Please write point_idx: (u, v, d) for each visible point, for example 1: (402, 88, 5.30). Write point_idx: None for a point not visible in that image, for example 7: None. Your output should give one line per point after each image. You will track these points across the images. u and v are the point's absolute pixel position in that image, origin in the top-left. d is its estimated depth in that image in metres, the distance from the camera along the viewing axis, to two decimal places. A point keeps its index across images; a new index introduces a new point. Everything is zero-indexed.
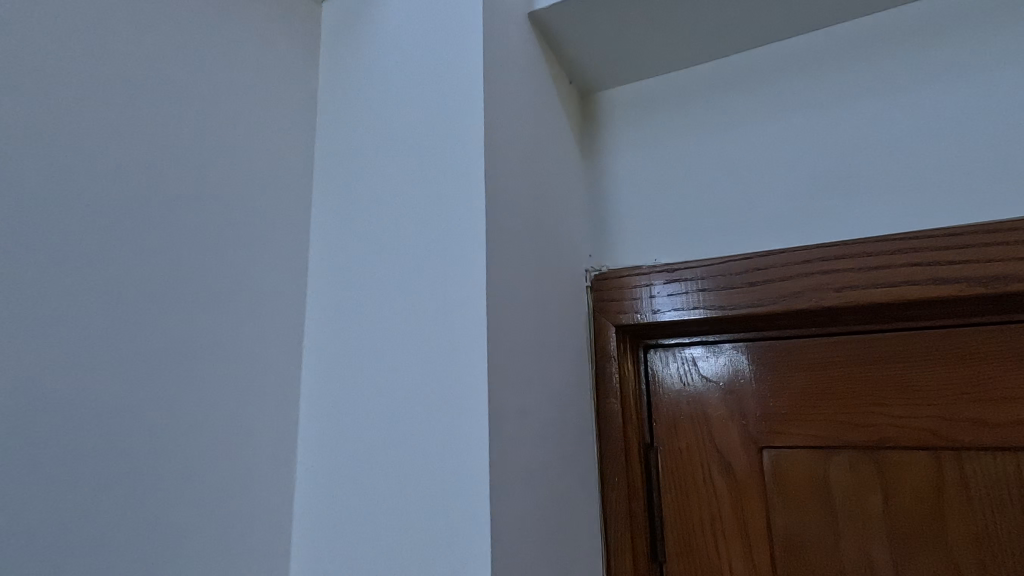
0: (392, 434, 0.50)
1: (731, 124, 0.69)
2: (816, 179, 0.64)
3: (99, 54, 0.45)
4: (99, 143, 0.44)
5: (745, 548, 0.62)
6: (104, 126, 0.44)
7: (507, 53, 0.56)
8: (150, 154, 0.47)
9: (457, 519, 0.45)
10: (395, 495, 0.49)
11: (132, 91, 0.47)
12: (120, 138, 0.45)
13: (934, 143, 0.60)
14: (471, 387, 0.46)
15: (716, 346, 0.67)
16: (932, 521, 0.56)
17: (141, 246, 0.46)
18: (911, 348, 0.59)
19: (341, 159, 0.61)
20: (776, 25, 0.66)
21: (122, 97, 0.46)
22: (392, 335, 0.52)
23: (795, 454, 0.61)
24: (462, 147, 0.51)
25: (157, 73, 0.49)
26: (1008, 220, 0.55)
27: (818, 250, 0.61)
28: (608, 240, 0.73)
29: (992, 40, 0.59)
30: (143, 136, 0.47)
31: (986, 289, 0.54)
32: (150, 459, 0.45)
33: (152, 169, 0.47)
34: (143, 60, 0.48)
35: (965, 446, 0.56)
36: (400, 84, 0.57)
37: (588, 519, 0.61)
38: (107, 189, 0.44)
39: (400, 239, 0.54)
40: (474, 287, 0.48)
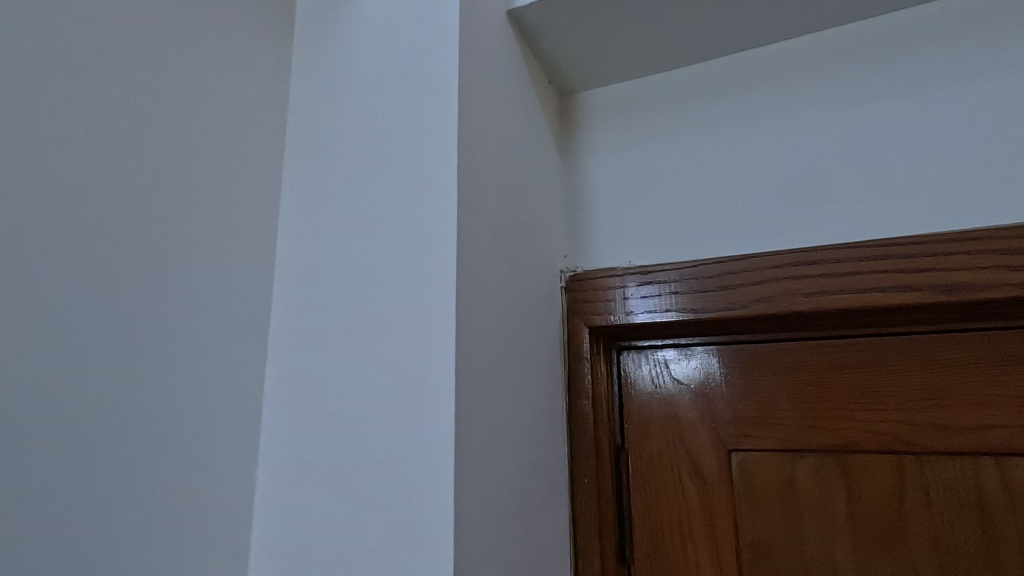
0: (359, 432, 0.49)
1: (708, 129, 0.70)
2: (789, 186, 0.65)
3: (63, 31, 0.43)
4: (61, 124, 0.42)
5: (712, 550, 0.62)
6: (67, 106, 0.43)
7: (483, 52, 0.56)
8: (113, 138, 0.46)
9: (422, 518, 0.44)
10: (358, 497, 0.48)
11: (98, 71, 0.45)
12: (83, 120, 0.44)
13: (903, 154, 0.61)
14: (439, 385, 0.45)
15: (688, 349, 0.67)
16: (893, 523, 0.57)
17: (105, 235, 0.44)
18: (876, 353, 0.60)
19: (312, 151, 0.60)
20: (754, 33, 0.67)
21: (86, 77, 0.44)
22: (360, 330, 0.51)
23: (763, 457, 0.62)
24: (436, 142, 0.50)
25: (125, 54, 0.47)
26: (969, 230, 0.56)
27: (788, 256, 0.62)
28: (584, 241, 0.73)
29: (960, 54, 0.61)
30: (108, 119, 0.46)
31: (947, 297, 0.55)
32: (109, 456, 0.43)
33: (115, 154, 0.46)
34: (111, 40, 0.46)
35: (926, 450, 0.57)
36: (374, 81, 0.57)
37: (556, 520, 0.61)
38: (67, 171, 0.42)
39: (371, 233, 0.53)
40: (444, 283, 0.47)
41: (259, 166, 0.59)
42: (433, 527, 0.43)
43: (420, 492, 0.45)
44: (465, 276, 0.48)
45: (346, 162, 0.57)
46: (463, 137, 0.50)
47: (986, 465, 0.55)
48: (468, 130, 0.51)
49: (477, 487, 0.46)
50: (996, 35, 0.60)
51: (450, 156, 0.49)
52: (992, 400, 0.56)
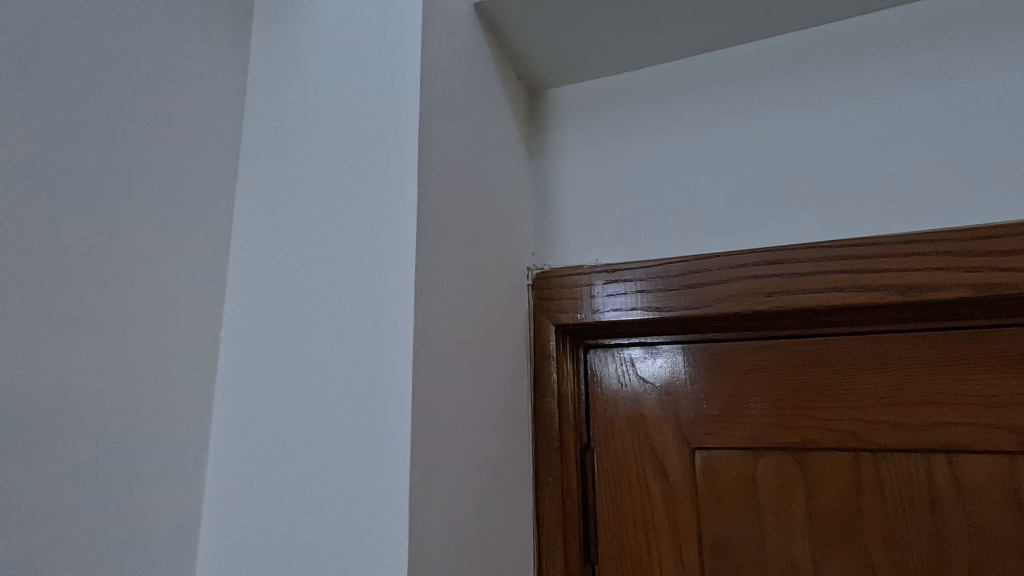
0: (313, 434, 0.47)
1: (676, 128, 0.70)
2: (755, 185, 0.65)
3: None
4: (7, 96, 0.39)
5: (675, 549, 0.63)
6: (13, 76, 0.40)
7: (449, 43, 0.55)
8: (66, 114, 0.43)
9: (380, 518, 0.42)
10: (314, 497, 0.45)
11: (49, 41, 0.42)
12: (32, 93, 0.41)
13: (865, 156, 0.62)
14: (396, 384, 0.43)
15: (654, 348, 0.67)
16: (850, 520, 0.58)
17: (53, 217, 0.41)
18: (836, 353, 0.61)
19: (269, 139, 0.57)
20: (724, 32, 0.67)
21: (36, 46, 0.41)
22: (316, 326, 0.49)
23: (725, 456, 0.62)
24: (399, 131, 0.49)
25: (78, 25, 0.44)
26: (925, 232, 0.58)
27: (752, 255, 0.62)
28: (551, 239, 0.72)
29: (918, 60, 0.62)
30: (60, 92, 0.42)
31: (903, 297, 0.56)
32: (56, 454, 0.40)
33: (66, 131, 0.43)
34: (62, 8, 0.43)
35: (882, 448, 0.58)
36: (335, 67, 0.55)
37: (520, 520, 0.60)
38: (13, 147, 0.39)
39: (328, 223, 0.50)
40: (404, 277, 0.45)
41: (212, 152, 0.56)
42: (387, 533, 0.41)
43: (375, 495, 0.42)
44: (425, 270, 0.46)
45: (304, 150, 0.54)
46: (426, 128, 0.49)
47: (939, 462, 0.56)
48: (431, 121, 0.50)
49: (435, 488, 0.45)
50: (951, 41, 0.61)
51: (412, 146, 0.48)
52: (946, 399, 0.57)
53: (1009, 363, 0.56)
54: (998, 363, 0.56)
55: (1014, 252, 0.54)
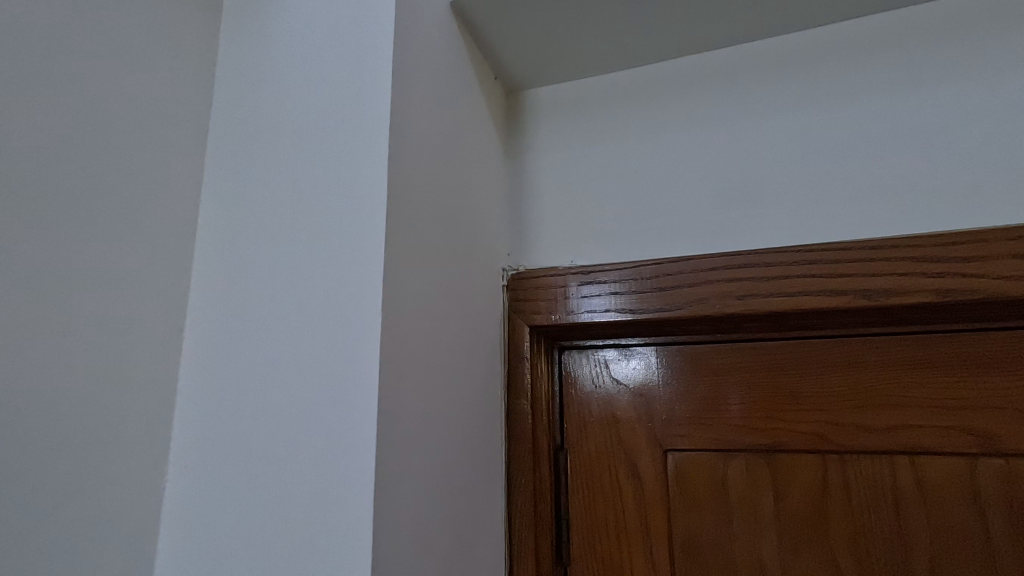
0: (277, 435, 0.45)
1: (652, 131, 0.70)
2: (728, 189, 0.66)
3: None
4: None
5: (647, 550, 0.63)
6: None
7: (423, 41, 0.55)
8: (24, 102, 0.41)
9: (340, 520, 0.41)
10: (275, 500, 0.44)
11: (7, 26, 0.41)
12: None
13: (834, 162, 0.63)
14: (362, 383, 0.43)
15: (628, 350, 0.68)
16: (817, 520, 0.58)
17: (9, 208, 0.40)
18: (804, 356, 0.62)
19: (238, 132, 0.56)
20: (699, 36, 0.68)
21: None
22: (282, 325, 0.47)
23: (696, 457, 0.63)
24: (369, 127, 0.48)
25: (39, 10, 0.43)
26: (892, 238, 0.59)
27: (724, 258, 0.63)
28: (526, 240, 0.72)
29: (886, 70, 0.63)
30: (18, 80, 0.41)
31: (869, 301, 0.57)
32: (9, 452, 0.39)
33: (23, 119, 0.41)
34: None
35: (848, 449, 0.59)
36: (307, 60, 0.53)
37: (490, 520, 0.60)
38: None
39: (295, 220, 0.49)
40: (372, 276, 0.44)
41: (178, 145, 0.54)
42: (351, 535, 0.40)
43: (339, 497, 0.41)
44: (394, 269, 0.46)
45: (274, 144, 0.53)
46: (397, 125, 0.48)
47: (903, 464, 0.57)
48: (402, 118, 0.49)
49: (401, 490, 0.44)
50: (918, 52, 0.63)
51: (382, 142, 0.47)
52: (910, 401, 0.58)
53: (968, 367, 0.57)
54: (960, 365, 0.57)
55: (975, 259, 0.55)
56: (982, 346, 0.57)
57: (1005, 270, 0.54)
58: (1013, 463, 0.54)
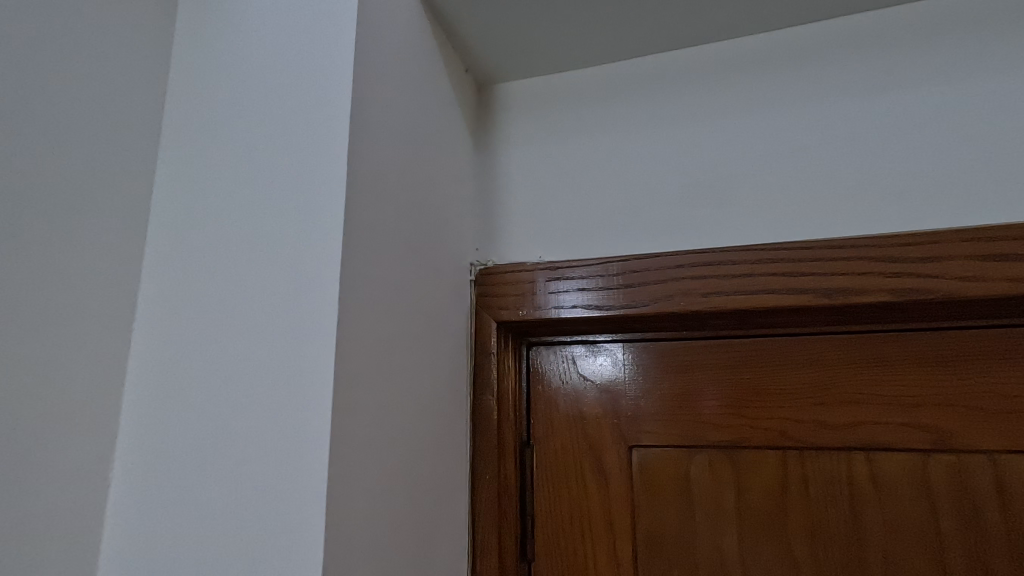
0: (229, 432, 0.44)
1: (622, 127, 0.70)
2: (695, 187, 0.66)
3: None
4: None
5: (612, 548, 0.63)
6: None
7: (388, 30, 0.54)
8: None
9: (294, 516, 0.40)
10: (226, 494, 0.43)
11: None
12: None
13: (799, 162, 0.64)
14: (317, 379, 0.42)
15: (595, 346, 0.68)
16: (776, 517, 0.59)
17: None
18: (766, 354, 0.63)
19: (194, 118, 0.54)
20: (668, 34, 0.68)
21: None
22: (237, 318, 0.46)
23: (660, 454, 0.63)
24: (329, 117, 0.47)
25: None
26: (851, 238, 0.60)
27: (689, 256, 0.63)
28: (495, 235, 0.72)
29: (849, 73, 0.64)
30: None
31: (828, 300, 0.58)
32: None
33: None
34: None
35: (807, 446, 0.60)
36: (267, 46, 0.52)
37: (453, 517, 0.60)
38: None
39: (252, 208, 0.48)
40: (329, 269, 0.43)
41: (131, 130, 0.52)
42: (303, 533, 0.40)
43: (291, 494, 0.41)
44: (353, 262, 0.45)
45: (231, 131, 0.51)
46: (358, 115, 0.47)
47: (860, 460, 0.58)
48: (363, 108, 0.48)
49: (356, 487, 0.43)
50: (880, 56, 0.64)
51: (342, 132, 0.46)
52: (867, 399, 0.59)
53: (923, 365, 0.58)
54: (915, 363, 0.58)
55: (930, 259, 0.57)
56: (936, 344, 0.58)
57: (957, 271, 0.56)
58: (963, 458, 0.56)
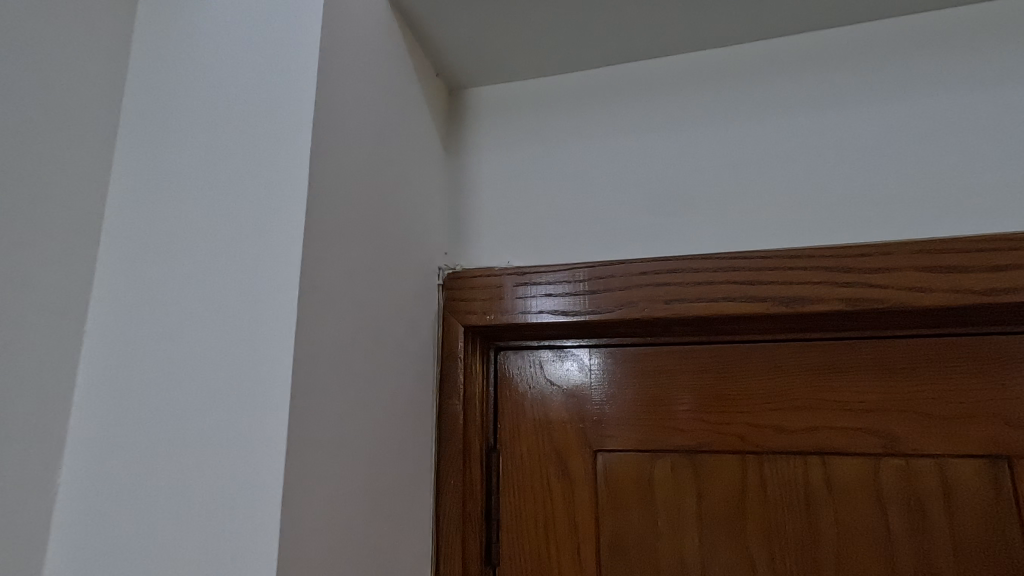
0: (182, 436, 0.43)
1: (591, 134, 0.71)
2: (661, 195, 0.67)
3: None
4: None
5: (575, 552, 0.63)
6: None
7: (355, 32, 0.53)
8: None
9: (248, 521, 0.40)
10: (179, 497, 0.42)
11: None
12: None
13: (762, 172, 0.65)
14: (275, 383, 0.41)
15: (562, 351, 0.68)
16: (734, 520, 0.61)
17: None
18: (728, 360, 0.64)
19: (152, 115, 0.52)
20: (638, 44, 0.69)
21: None
22: (192, 320, 0.45)
23: (624, 458, 0.64)
24: (292, 119, 0.46)
25: None
26: (809, 248, 0.61)
27: (654, 263, 0.64)
28: (464, 239, 0.72)
29: (810, 87, 0.66)
30: None
31: (785, 308, 0.60)
32: None
33: None
34: None
35: (765, 450, 0.61)
36: (230, 42, 0.51)
37: (416, 521, 0.59)
38: None
39: (212, 206, 0.47)
40: (289, 272, 0.43)
41: (86, 126, 0.51)
42: (257, 538, 0.39)
43: (245, 500, 0.40)
44: (313, 266, 0.44)
45: (190, 130, 0.50)
46: (321, 117, 0.47)
47: (815, 464, 0.60)
48: (327, 110, 0.48)
49: (313, 492, 0.43)
50: (839, 72, 0.66)
51: (305, 135, 0.46)
52: (822, 404, 0.61)
53: (877, 371, 0.60)
54: (868, 369, 0.60)
55: (883, 269, 0.59)
56: (889, 351, 0.60)
57: (908, 281, 0.58)
58: (911, 462, 0.58)
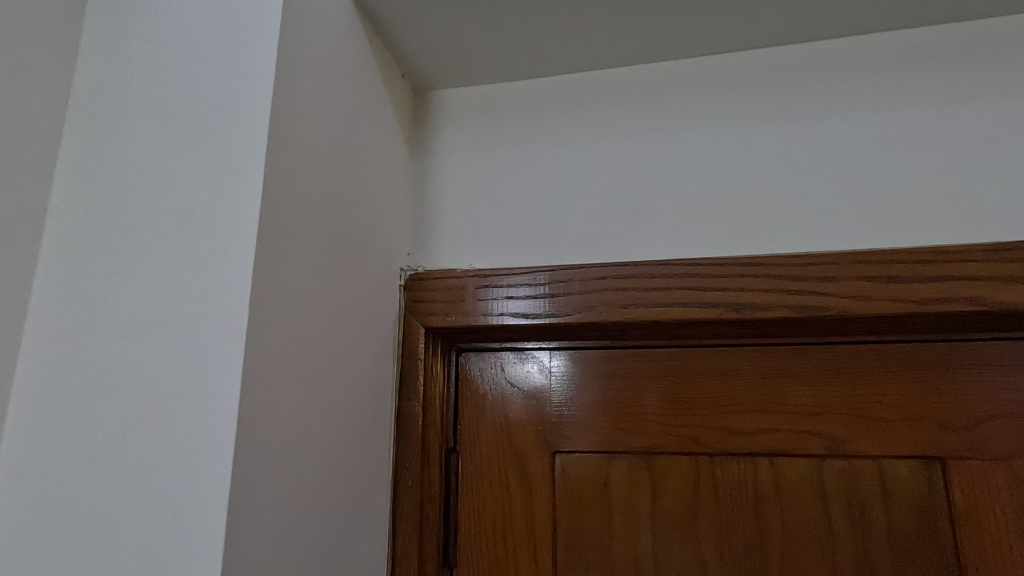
0: (126, 440, 0.42)
1: (554, 139, 0.72)
2: (621, 201, 0.69)
3: None
4: None
5: (532, 553, 0.64)
6: None
7: (317, 29, 0.53)
8: None
9: (192, 522, 0.39)
10: (122, 494, 0.41)
11: None
12: None
13: (719, 182, 0.67)
14: (223, 382, 0.41)
15: (523, 354, 0.69)
16: (687, 520, 0.62)
17: None
18: (683, 364, 0.66)
19: (102, 108, 0.51)
20: (602, 52, 0.70)
21: None
22: (140, 315, 0.44)
23: (582, 461, 0.65)
24: (247, 116, 0.46)
25: None
26: (761, 256, 0.64)
27: (613, 268, 0.65)
28: (427, 240, 0.72)
29: (764, 101, 0.69)
30: None
31: (736, 314, 0.62)
32: None
33: None
34: None
35: (717, 452, 0.63)
36: (185, 34, 0.50)
37: (371, 522, 0.59)
38: None
39: (163, 199, 0.46)
40: (241, 272, 0.43)
41: (29, 117, 0.49)
42: (201, 539, 0.39)
43: (190, 500, 0.39)
44: (267, 265, 0.44)
45: (141, 125, 0.49)
46: (278, 115, 0.46)
47: (764, 465, 0.62)
48: (285, 108, 0.47)
49: (262, 493, 0.42)
50: (791, 87, 0.68)
51: (261, 133, 0.45)
52: (771, 407, 0.63)
53: (823, 376, 0.63)
54: (814, 374, 0.63)
55: (828, 278, 0.61)
56: (834, 357, 0.63)
57: (851, 290, 0.60)
58: (852, 463, 0.60)
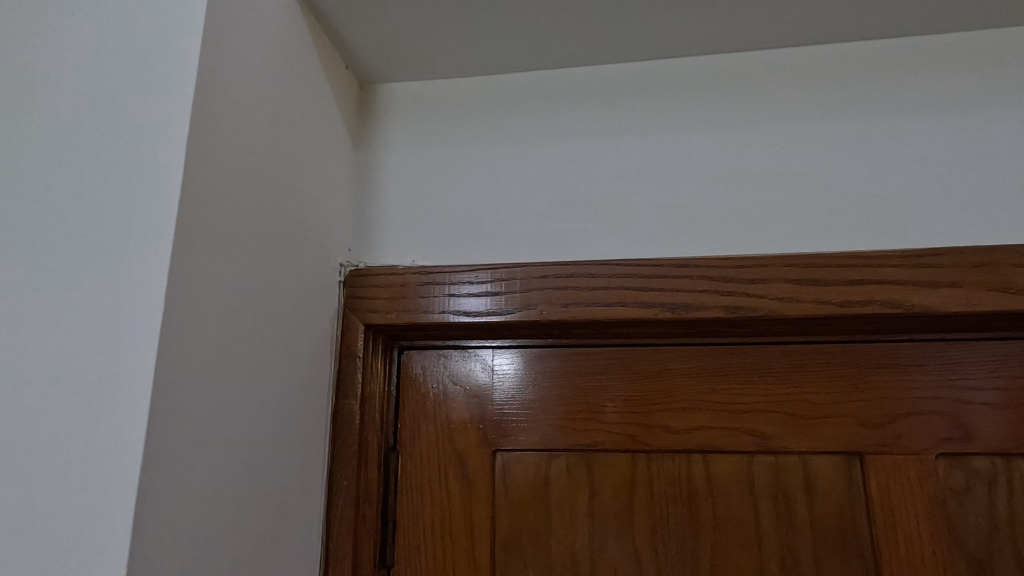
0: (24, 439, 0.40)
1: (500, 136, 0.72)
2: (564, 201, 0.69)
3: None
4: None
5: (469, 549, 0.64)
6: None
7: (249, 13, 0.51)
8: None
9: (92, 523, 0.37)
10: (16, 496, 0.39)
11: None
12: None
13: (660, 185, 0.69)
14: (133, 377, 0.39)
15: (465, 352, 0.69)
16: (623, 517, 0.63)
17: None
18: (623, 363, 0.67)
19: (7, 82, 0.47)
20: (548, 52, 0.71)
21: None
22: (44, 306, 0.42)
23: (522, 458, 0.65)
24: (167, 101, 0.44)
25: None
26: (697, 258, 0.65)
27: (555, 268, 0.66)
28: (369, 235, 0.71)
29: (703, 107, 0.70)
30: None
31: (672, 313, 0.63)
32: None
33: None
34: None
35: (654, 449, 0.64)
36: (102, 11, 0.47)
37: (301, 522, 0.58)
38: None
39: (72, 184, 0.43)
40: (155, 262, 0.41)
41: None
42: (103, 542, 0.37)
43: (92, 500, 0.37)
44: (186, 256, 0.42)
45: (52, 102, 0.46)
46: (202, 101, 0.45)
47: (697, 462, 0.63)
48: (212, 94, 0.46)
49: (176, 493, 0.40)
50: (728, 95, 0.70)
51: (182, 118, 0.43)
52: (705, 405, 0.65)
53: (755, 375, 0.65)
54: (746, 373, 0.65)
55: (759, 281, 0.63)
56: (765, 356, 0.65)
57: (780, 292, 0.63)
58: (780, 458, 0.63)
